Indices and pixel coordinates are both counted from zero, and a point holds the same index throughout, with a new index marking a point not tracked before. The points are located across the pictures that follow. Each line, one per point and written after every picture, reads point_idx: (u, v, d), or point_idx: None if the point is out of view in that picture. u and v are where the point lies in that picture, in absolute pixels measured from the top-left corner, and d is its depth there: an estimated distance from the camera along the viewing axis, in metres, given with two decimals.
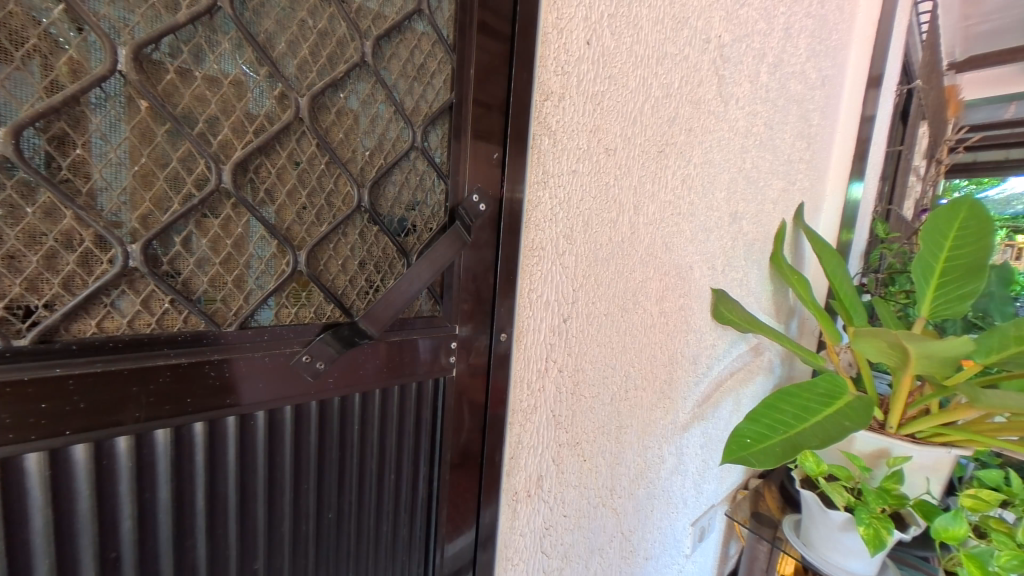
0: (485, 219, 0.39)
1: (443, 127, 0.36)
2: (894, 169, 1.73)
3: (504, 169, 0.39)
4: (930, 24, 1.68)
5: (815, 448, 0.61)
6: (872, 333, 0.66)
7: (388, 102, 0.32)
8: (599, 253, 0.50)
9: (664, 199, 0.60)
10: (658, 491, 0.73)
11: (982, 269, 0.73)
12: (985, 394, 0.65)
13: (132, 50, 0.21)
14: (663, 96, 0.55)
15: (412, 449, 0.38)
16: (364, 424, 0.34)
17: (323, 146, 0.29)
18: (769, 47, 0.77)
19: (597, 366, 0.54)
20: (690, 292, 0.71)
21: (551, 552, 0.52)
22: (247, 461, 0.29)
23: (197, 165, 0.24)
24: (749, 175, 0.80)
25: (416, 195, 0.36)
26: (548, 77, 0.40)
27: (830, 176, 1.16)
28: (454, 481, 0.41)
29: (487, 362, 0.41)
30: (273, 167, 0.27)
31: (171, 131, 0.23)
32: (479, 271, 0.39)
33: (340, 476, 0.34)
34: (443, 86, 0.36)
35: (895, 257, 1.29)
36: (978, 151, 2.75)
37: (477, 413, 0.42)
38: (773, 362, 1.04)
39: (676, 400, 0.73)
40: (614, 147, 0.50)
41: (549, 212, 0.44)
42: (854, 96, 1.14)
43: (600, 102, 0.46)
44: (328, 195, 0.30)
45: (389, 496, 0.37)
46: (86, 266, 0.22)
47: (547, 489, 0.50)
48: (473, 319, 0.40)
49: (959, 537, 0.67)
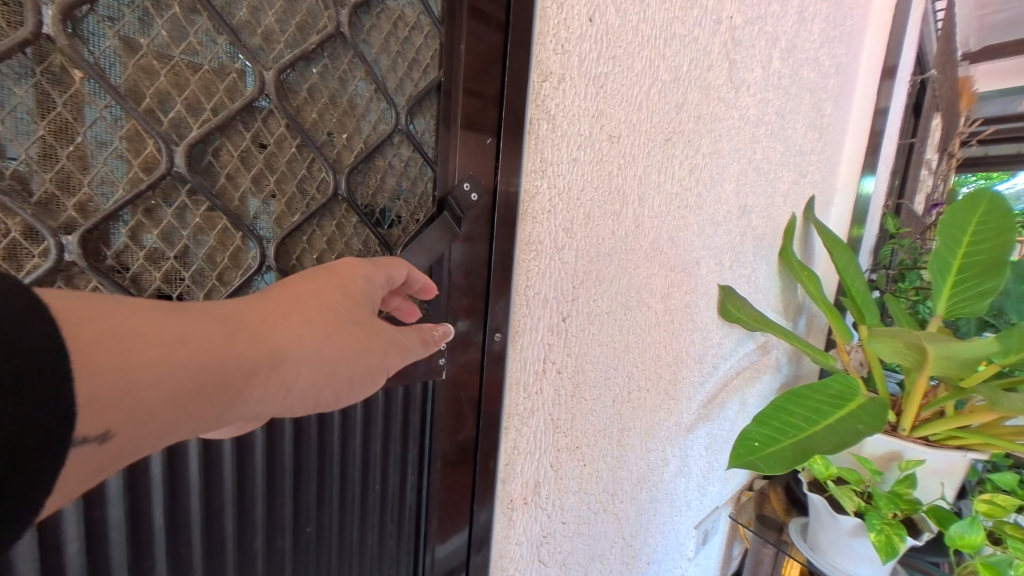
0: (478, 211, 0.36)
1: (431, 110, 0.34)
2: (906, 163, 1.68)
3: (499, 155, 0.35)
4: (947, 12, 1.62)
5: (827, 452, 0.58)
6: (890, 333, 0.62)
7: (369, 79, 0.30)
8: (602, 248, 0.48)
9: (670, 191, 0.57)
10: (661, 494, 0.71)
11: (1003, 265, 0.70)
12: (1006, 397, 0.61)
13: (60, 11, 0.18)
14: (671, 80, 0.52)
15: (398, 457, 0.36)
16: (345, 431, 0.32)
17: (293, 127, 0.26)
18: (783, 31, 0.73)
19: (598, 366, 0.51)
20: (697, 289, 0.68)
21: (548, 560, 0.50)
22: (212, 475, 0.26)
23: (146, 146, 0.22)
24: (759, 166, 0.77)
25: (402, 182, 0.33)
26: (547, 56, 0.37)
27: (841, 168, 1.11)
28: (444, 489, 0.39)
29: (480, 362, 0.38)
30: (235, 150, 0.25)
31: (113, 106, 0.21)
32: (472, 267, 0.37)
33: (320, 487, 0.31)
34: (430, 63, 0.33)
35: (906, 253, 1.26)
36: (989, 145, 2.62)
37: (468, 419, 0.39)
38: (780, 360, 1.01)
39: (680, 400, 0.70)
40: (618, 134, 0.46)
41: (548, 203, 0.41)
42: (869, 85, 1.09)
43: (603, 85, 0.43)
44: (301, 181, 0.27)
45: (375, 506, 0.35)
46: (14, 260, 0.19)
47: (545, 496, 0.47)
48: (465, 317, 0.37)
49: (976, 545, 0.64)
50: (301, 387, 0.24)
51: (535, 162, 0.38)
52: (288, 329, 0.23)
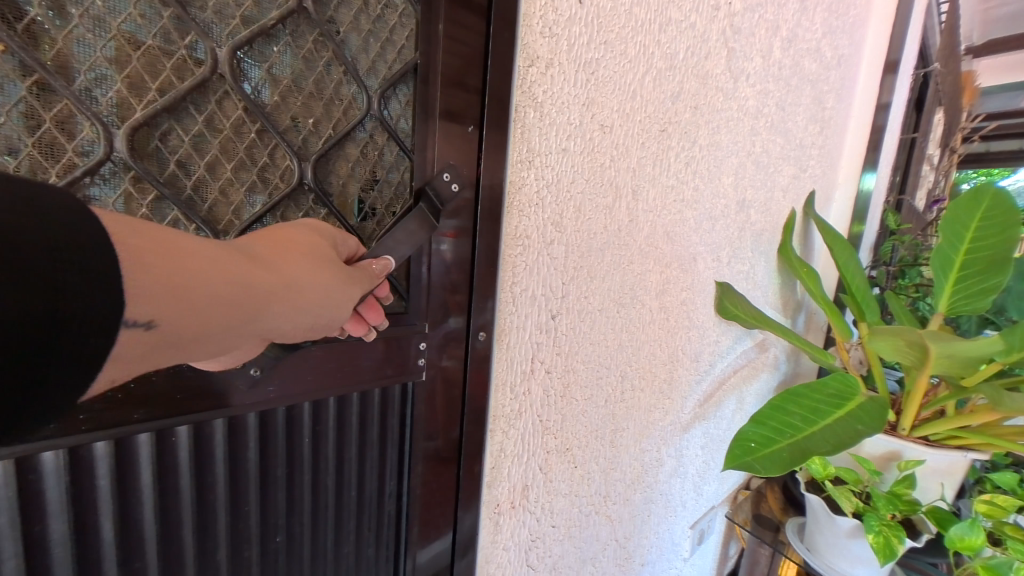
0: (460, 203, 0.34)
1: (408, 94, 0.32)
2: (908, 158, 1.66)
3: (478, 145, 0.33)
4: (951, 4, 1.60)
5: (827, 453, 0.56)
6: (893, 331, 0.60)
7: (336, 60, 0.28)
8: (594, 242, 0.46)
9: (665, 184, 0.54)
10: (655, 495, 0.69)
11: (1007, 262, 0.68)
12: (1010, 397, 0.59)
13: None
14: (667, 68, 0.50)
15: (376, 462, 0.34)
16: (317, 435, 0.30)
17: (252, 109, 0.25)
18: (784, 20, 0.71)
19: (590, 366, 0.49)
20: (693, 285, 0.66)
21: (538, 565, 0.49)
22: (165, 484, 0.25)
23: (82, 129, 0.20)
24: (759, 160, 0.75)
25: (376, 172, 0.31)
26: (533, 39, 0.35)
27: (842, 163, 1.09)
28: (426, 494, 0.37)
29: (464, 362, 0.37)
30: (187, 134, 0.23)
31: (41, 84, 0.19)
32: (454, 263, 0.35)
33: (289, 494, 0.30)
34: (406, 42, 0.31)
35: (908, 250, 1.24)
36: (992, 141, 2.60)
37: (449, 423, 0.37)
38: (778, 358, 1.00)
39: (676, 399, 0.69)
40: (610, 124, 0.45)
41: (535, 195, 0.39)
42: (872, 78, 1.07)
43: (594, 71, 0.41)
44: (262, 169, 0.26)
45: (351, 513, 0.33)
46: None
47: (534, 499, 0.46)
48: (449, 314, 0.36)
49: (975, 546, 0.63)
50: (310, 311, 0.25)
51: (521, 152, 0.37)
52: (299, 264, 0.25)
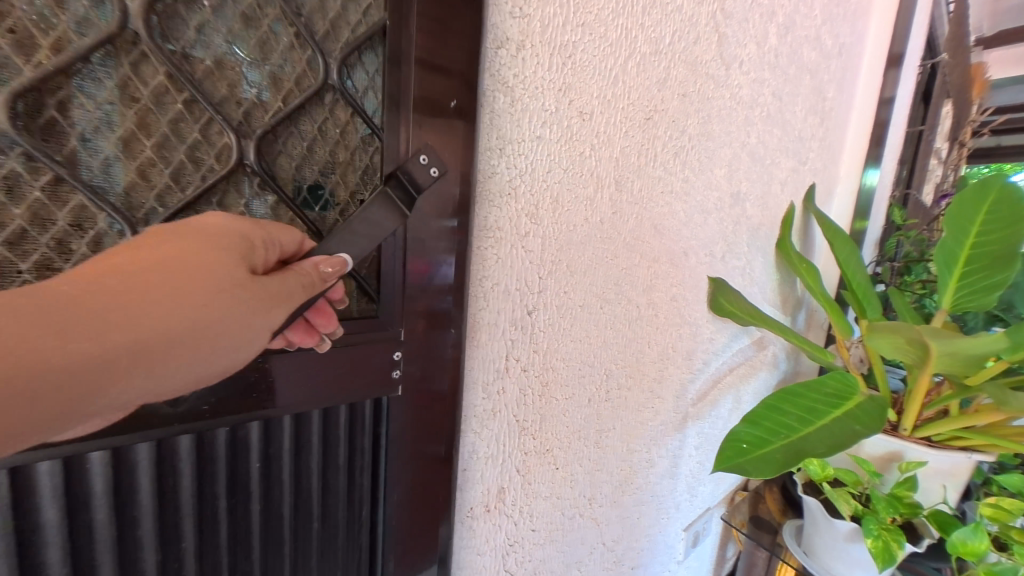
0: (438, 188, 0.32)
1: (377, 61, 0.31)
2: (914, 152, 1.62)
3: (447, 129, 0.32)
4: None
5: (822, 455, 0.53)
6: (890, 329, 0.58)
7: (287, 23, 0.27)
8: (574, 235, 0.44)
9: (652, 175, 0.52)
10: (646, 496, 0.67)
11: (1015, 257, 0.65)
12: (1015, 397, 0.57)
13: None
14: (651, 53, 0.48)
15: (336, 488, 0.33)
16: (268, 460, 0.30)
17: (175, 76, 0.24)
18: (780, 5, 0.68)
19: (571, 364, 0.48)
20: (685, 281, 0.64)
21: (517, 571, 0.47)
22: (78, 519, 0.24)
23: None
24: (754, 151, 0.72)
25: (333, 151, 0.31)
26: (503, 19, 0.33)
27: (845, 156, 1.06)
28: (395, 522, 0.36)
29: (432, 361, 0.35)
30: (95, 103, 0.22)
31: None
32: (420, 254, 0.33)
33: (233, 525, 0.29)
34: (373, 6, 0.30)
35: (913, 245, 1.21)
36: (1003, 135, 2.53)
37: (420, 422, 0.36)
38: (777, 356, 0.97)
39: (667, 399, 0.67)
40: (589, 111, 0.43)
41: (508, 184, 0.37)
42: (875, 68, 1.04)
43: (571, 55, 0.39)
44: (192, 145, 0.26)
45: (305, 543, 0.32)
46: None
47: (511, 502, 0.44)
48: (417, 310, 0.34)
49: (980, 552, 0.60)
50: (206, 350, 0.24)
51: (490, 138, 0.35)
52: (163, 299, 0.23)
